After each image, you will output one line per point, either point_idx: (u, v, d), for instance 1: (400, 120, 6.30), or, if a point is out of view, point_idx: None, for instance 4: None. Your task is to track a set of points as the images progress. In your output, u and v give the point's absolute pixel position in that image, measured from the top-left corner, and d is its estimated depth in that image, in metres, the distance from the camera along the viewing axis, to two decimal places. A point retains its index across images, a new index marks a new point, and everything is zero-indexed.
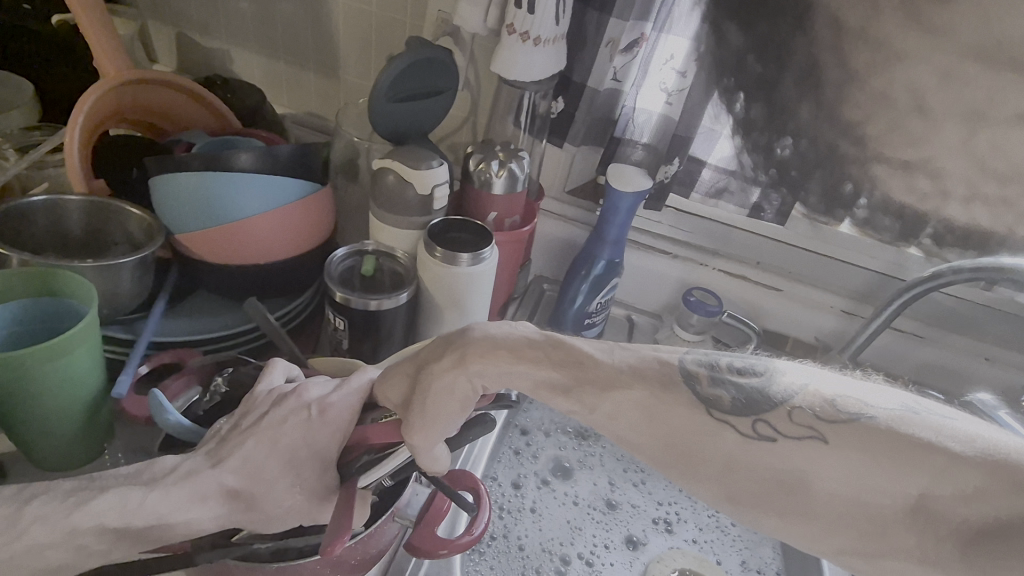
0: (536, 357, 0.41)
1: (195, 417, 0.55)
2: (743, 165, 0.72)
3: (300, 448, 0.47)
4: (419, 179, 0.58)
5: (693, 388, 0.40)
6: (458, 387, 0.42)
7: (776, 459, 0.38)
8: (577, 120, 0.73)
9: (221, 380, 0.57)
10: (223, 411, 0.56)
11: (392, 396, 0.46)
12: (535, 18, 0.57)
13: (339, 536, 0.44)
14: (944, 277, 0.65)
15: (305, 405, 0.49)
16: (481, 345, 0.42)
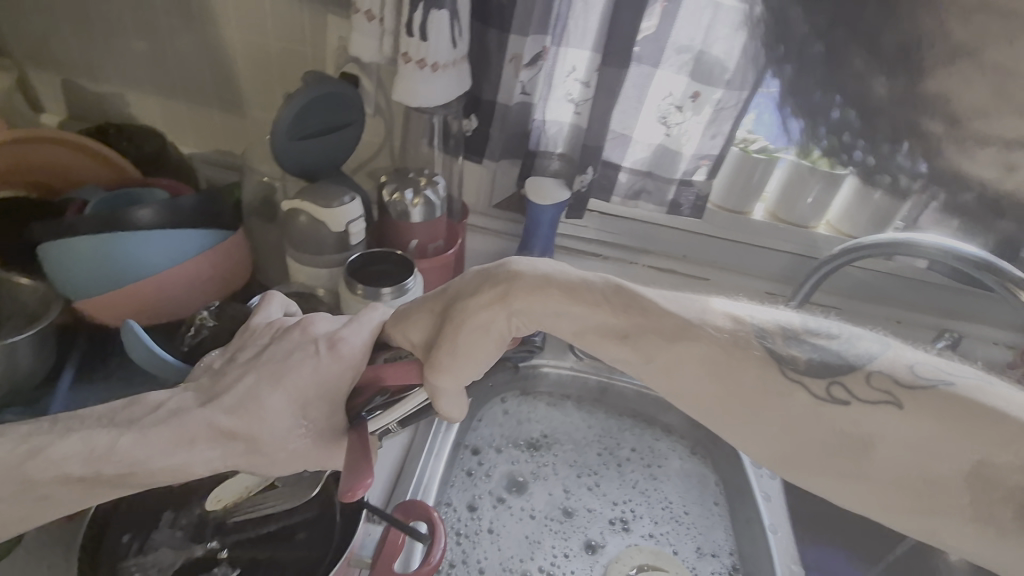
0: (596, 301, 0.42)
1: (181, 353, 0.56)
2: (656, 165, 0.75)
3: (307, 387, 0.44)
4: (332, 216, 0.57)
5: (769, 345, 0.41)
6: (497, 326, 0.42)
7: (844, 423, 0.38)
8: (492, 137, 0.73)
9: (208, 315, 0.58)
10: (209, 346, 0.57)
11: (415, 337, 0.45)
12: (428, 44, 0.56)
13: (358, 479, 0.41)
14: (847, 256, 0.68)
15: (312, 340, 0.46)
16: (529, 284, 0.42)
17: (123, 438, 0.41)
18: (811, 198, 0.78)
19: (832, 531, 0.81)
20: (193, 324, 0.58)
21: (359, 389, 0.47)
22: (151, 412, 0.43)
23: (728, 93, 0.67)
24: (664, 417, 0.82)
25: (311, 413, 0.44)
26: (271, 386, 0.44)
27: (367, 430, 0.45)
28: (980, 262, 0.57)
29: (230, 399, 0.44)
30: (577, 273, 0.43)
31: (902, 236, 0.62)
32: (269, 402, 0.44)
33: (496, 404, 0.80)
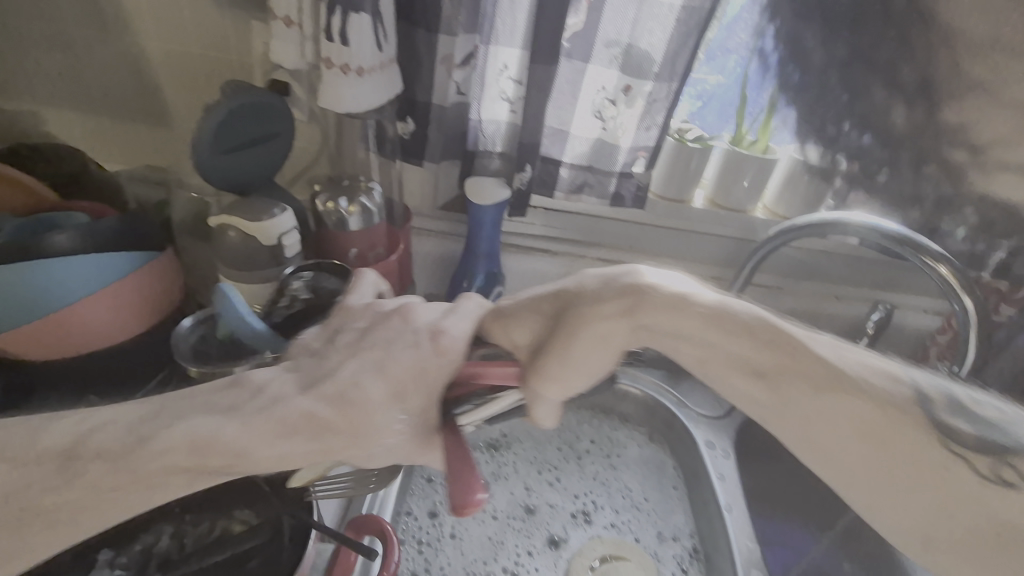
0: (755, 344, 0.41)
1: (272, 324, 0.52)
2: (595, 159, 0.76)
3: (408, 381, 0.41)
4: (261, 229, 0.55)
5: (937, 416, 0.39)
6: (616, 335, 0.40)
7: (1004, 511, 0.37)
8: (430, 140, 0.72)
9: (302, 287, 0.54)
10: (297, 320, 0.52)
11: (520, 339, 0.43)
12: (349, 48, 0.55)
13: (468, 492, 0.38)
14: (780, 238, 0.70)
15: (413, 329, 0.43)
16: (662, 307, 0.41)
17: (226, 428, 0.38)
18: (746, 182, 0.80)
19: (783, 504, 0.85)
20: (286, 295, 0.54)
21: (456, 386, 0.43)
22: (253, 395, 0.39)
23: (659, 86, 0.68)
24: (619, 408, 0.83)
25: (406, 401, 0.41)
26: (373, 371, 0.40)
27: (458, 427, 0.42)
28: (902, 238, 0.59)
29: (339, 380, 0.40)
30: (740, 309, 0.41)
31: (832, 215, 0.64)
32: (373, 391, 0.40)
33: None
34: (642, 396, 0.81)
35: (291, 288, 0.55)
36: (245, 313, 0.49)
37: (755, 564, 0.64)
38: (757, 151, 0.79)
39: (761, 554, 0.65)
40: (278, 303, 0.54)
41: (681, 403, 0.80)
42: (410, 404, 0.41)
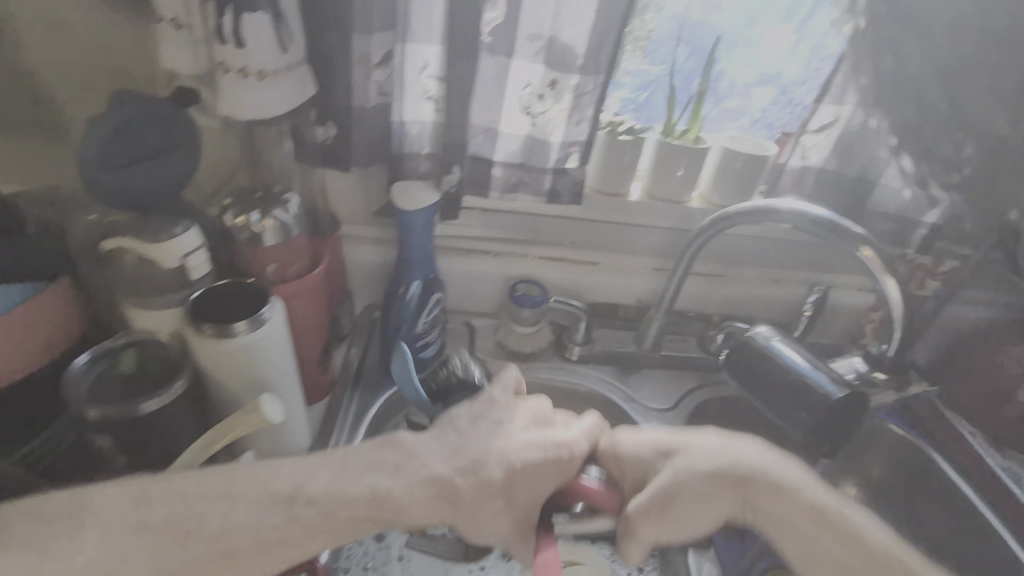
0: (827, 528, 0.49)
1: (427, 391, 0.63)
2: (528, 156, 0.74)
3: (518, 479, 0.52)
4: (160, 251, 0.50)
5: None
6: (688, 512, 0.50)
7: None
8: (354, 144, 0.68)
9: (455, 364, 0.63)
10: (436, 398, 0.63)
11: (630, 473, 0.55)
12: (246, 51, 0.51)
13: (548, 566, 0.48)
14: (713, 228, 0.70)
15: (547, 447, 0.54)
16: (767, 490, 0.51)
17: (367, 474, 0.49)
18: (680, 172, 0.79)
19: None
20: (444, 366, 0.63)
21: (564, 495, 0.54)
22: (410, 458, 0.51)
23: (586, 79, 0.67)
24: (567, 404, 0.83)
25: (501, 495, 0.52)
26: (501, 464, 0.52)
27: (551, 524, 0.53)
28: (830, 223, 0.60)
29: (478, 452, 0.52)
30: (817, 495, 0.51)
31: (764, 202, 0.64)
32: (496, 475, 0.52)
33: (401, 418, 0.79)
34: (590, 391, 0.81)
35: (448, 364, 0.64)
36: (413, 385, 0.63)
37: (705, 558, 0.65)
38: (689, 141, 0.78)
39: None
40: (431, 375, 0.64)
41: (629, 398, 0.80)
42: (515, 498, 0.53)
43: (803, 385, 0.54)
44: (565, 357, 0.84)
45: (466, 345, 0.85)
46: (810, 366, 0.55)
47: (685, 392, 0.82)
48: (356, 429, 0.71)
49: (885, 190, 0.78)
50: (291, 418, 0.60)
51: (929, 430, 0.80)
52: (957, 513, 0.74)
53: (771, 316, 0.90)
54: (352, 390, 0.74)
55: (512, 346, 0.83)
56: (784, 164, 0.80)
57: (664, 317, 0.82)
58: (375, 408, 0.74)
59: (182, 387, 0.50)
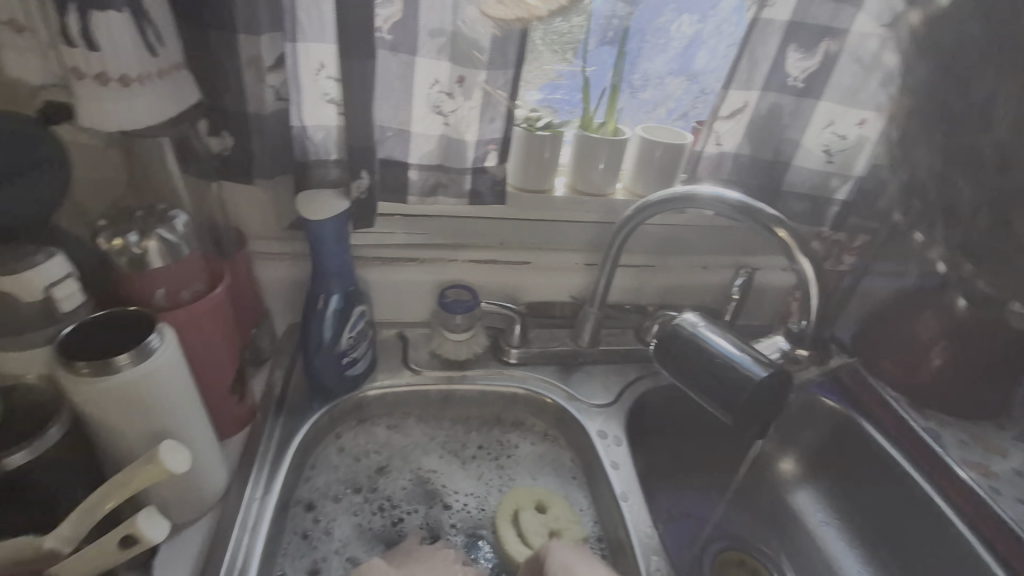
0: None
1: (407, 481, 0.71)
2: (443, 157, 0.71)
3: None
4: (19, 282, 0.44)
5: None
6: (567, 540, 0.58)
7: None
8: (257, 153, 0.64)
9: (436, 474, 0.72)
10: (418, 493, 0.70)
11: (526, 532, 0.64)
12: (102, 53, 0.45)
13: None
14: (638, 216, 0.69)
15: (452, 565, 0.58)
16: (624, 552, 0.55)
17: None
18: (602, 165, 0.78)
19: (684, 477, 0.85)
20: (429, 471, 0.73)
21: None
22: None
23: (495, 75, 0.65)
24: (507, 410, 0.79)
25: None
26: None
27: None
28: (747, 207, 0.60)
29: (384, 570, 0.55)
30: None
31: (684, 190, 0.64)
32: None
33: (331, 443, 0.73)
34: (528, 394, 0.79)
35: (432, 471, 0.73)
36: (401, 473, 0.72)
37: (653, 551, 0.62)
38: (608, 133, 0.78)
39: (659, 540, 0.63)
40: (424, 471, 0.73)
41: (570, 396, 0.79)
42: None
43: (728, 366, 0.54)
44: (503, 361, 0.82)
45: (400, 357, 0.81)
46: (737, 351, 0.54)
47: (626, 383, 0.82)
48: (280, 459, 0.64)
49: (797, 171, 0.80)
50: (197, 455, 0.54)
51: (856, 398, 0.84)
52: (887, 475, 0.77)
53: (702, 302, 0.91)
54: (276, 414, 0.68)
55: (446, 355, 0.80)
56: (700, 151, 0.80)
57: (600, 312, 0.80)
58: (299, 437, 0.67)
59: (57, 433, 0.44)
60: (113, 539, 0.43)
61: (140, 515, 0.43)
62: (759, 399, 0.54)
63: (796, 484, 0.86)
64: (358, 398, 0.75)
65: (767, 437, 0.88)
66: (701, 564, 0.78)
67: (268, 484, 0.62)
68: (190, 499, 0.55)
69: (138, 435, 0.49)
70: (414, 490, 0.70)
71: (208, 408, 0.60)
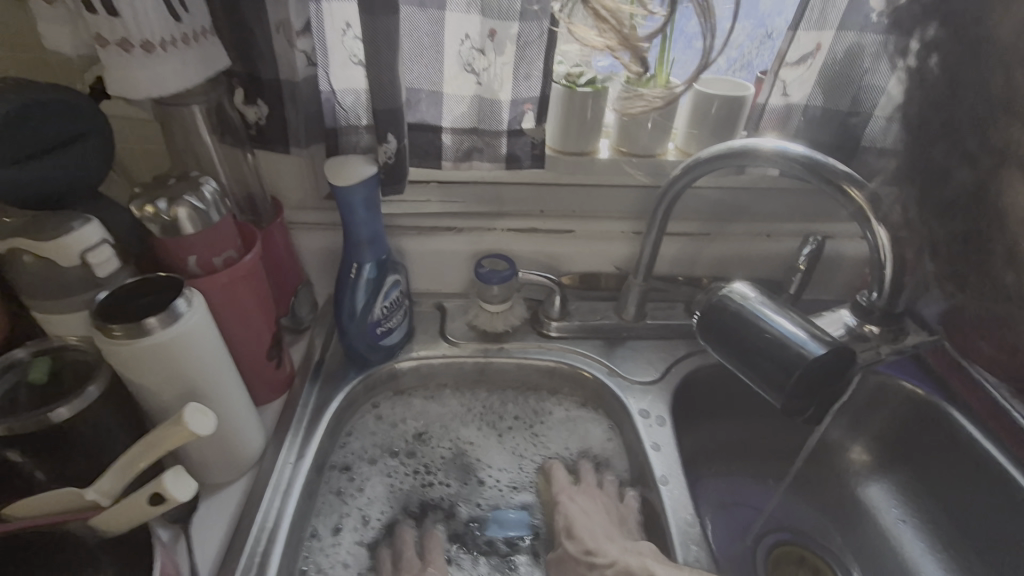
0: None
1: (442, 450, 0.71)
2: (477, 120, 0.68)
3: None
4: (58, 248, 0.46)
5: None
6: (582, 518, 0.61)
7: None
8: (290, 121, 0.63)
9: (471, 445, 0.72)
10: (452, 464, 0.70)
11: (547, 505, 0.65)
12: (124, 20, 0.46)
13: None
14: (685, 176, 0.63)
15: None
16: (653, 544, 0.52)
17: None
18: (650, 124, 0.72)
19: (736, 461, 0.79)
20: (465, 442, 0.72)
21: None
22: None
23: (528, 28, 0.61)
24: (545, 384, 0.77)
25: None
26: None
27: None
28: (816, 163, 0.53)
29: None
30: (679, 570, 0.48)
31: (742, 143, 0.57)
32: None
33: (368, 408, 0.73)
34: (567, 369, 0.76)
35: (467, 442, 0.72)
36: (438, 442, 0.72)
37: (693, 540, 0.58)
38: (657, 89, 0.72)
39: (700, 529, 0.59)
40: (461, 442, 0.72)
41: (611, 372, 0.75)
42: None
43: (779, 344, 0.48)
44: (543, 333, 0.79)
45: (437, 328, 0.80)
46: (795, 330, 0.48)
47: (674, 360, 0.76)
48: (314, 426, 0.66)
49: (879, 123, 0.70)
50: (232, 419, 0.56)
51: (942, 380, 0.73)
52: (977, 471, 0.68)
53: (765, 273, 0.83)
54: (313, 381, 0.70)
55: (483, 326, 0.78)
56: (763, 104, 0.71)
57: (646, 284, 0.75)
58: (335, 404, 0.68)
59: (96, 391, 0.47)
60: (145, 495, 0.45)
61: (168, 473, 0.45)
62: (815, 380, 0.48)
63: (867, 475, 0.78)
64: (393, 368, 0.74)
65: (833, 423, 0.80)
66: (751, 556, 0.73)
67: (303, 448, 0.63)
68: (227, 459, 0.57)
69: (172, 396, 0.50)
70: (449, 461, 0.70)
71: (246, 372, 0.62)
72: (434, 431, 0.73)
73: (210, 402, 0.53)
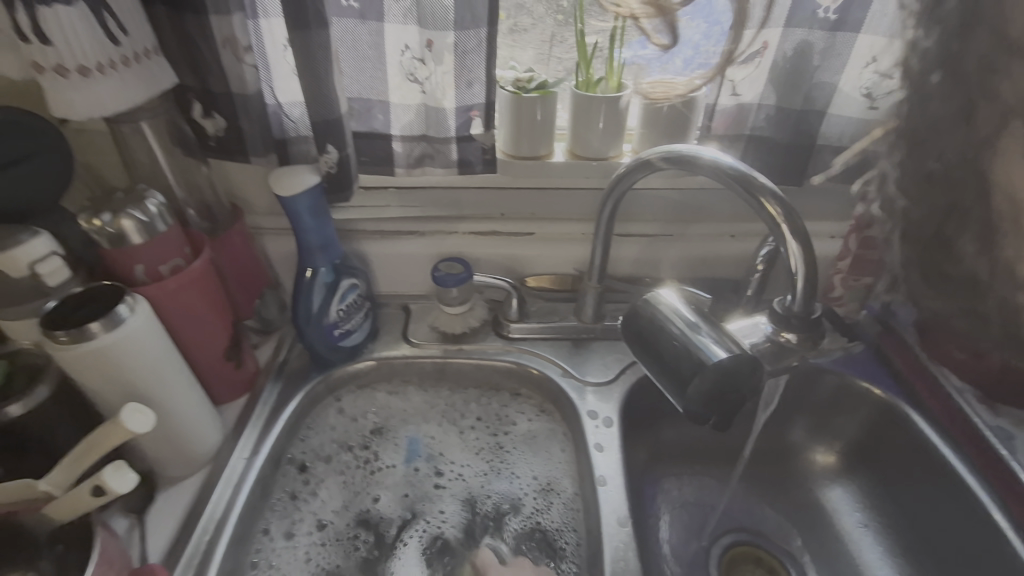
0: None
1: (405, 441, 0.74)
2: (425, 127, 0.69)
3: None
4: (7, 260, 0.50)
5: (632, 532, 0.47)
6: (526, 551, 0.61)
7: None
8: (247, 131, 0.65)
9: (434, 445, 0.73)
10: (410, 452, 0.73)
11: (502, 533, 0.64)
12: (57, 47, 0.49)
13: None
14: (624, 177, 0.63)
15: None
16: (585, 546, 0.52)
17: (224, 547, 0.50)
18: (601, 124, 0.72)
19: (696, 461, 0.80)
20: (433, 434, 0.75)
21: None
22: None
23: (465, 36, 0.62)
24: (503, 384, 0.78)
25: None
26: None
27: None
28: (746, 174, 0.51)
29: None
30: None
31: (684, 150, 0.55)
32: None
33: (330, 403, 0.75)
34: (523, 370, 0.77)
35: (434, 434, 0.75)
36: (409, 441, 0.74)
37: (622, 543, 0.58)
38: (610, 91, 0.72)
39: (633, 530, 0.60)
40: (429, 440, 0.74)
41: (565, 372, 0.76)
42: None
43: (685, 350, 0.48)
44: (502, 335, 0.80)
45: (400, 330, 0.82)
46: (701, 338, 0.48)
47: (630, 362, 0.77)
48: (272, 422, 0.68)
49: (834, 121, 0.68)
50: (180, 421, 0.59)
51: (906, 383, 0.72)
52: (934, 475, 0.66)
53: (729, 274, 0.82)
54: (275, 380, 0.73)
55: (443, 328, 0.79)
56: (713, 104, 0.70)
57: (600, 286, 0.76)
58: (294, 402, 0.71)
59: (46, 391, 0.51)
60: (86, 487, 0.47)
61: (106, 469, 0.48)
62: (721, 385, 0.47)
63: (830, 478, 0.77)
64: (354, 368, 0.77)
65: (797, 425, 0.79)
66: (707, 557, 0.72)
67: (258, 444, 0.66)
68: (181, 457, 0.61)
69: (118, 396, 0.54)
70: (415, 452, 0.72)
71: (203, 373, 0.65)
72: (401, 426, 0.75)
73: (157, 404, 0.56)
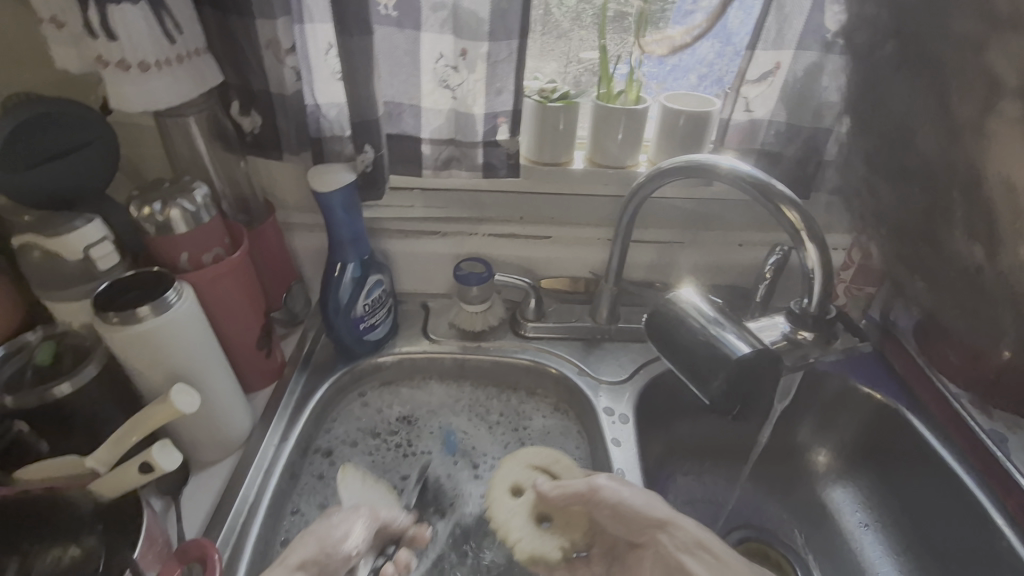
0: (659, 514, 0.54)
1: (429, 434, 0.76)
2: (454, 131, 0.73)
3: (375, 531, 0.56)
4: (64, 244, 0.52)
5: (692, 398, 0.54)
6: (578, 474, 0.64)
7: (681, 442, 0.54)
8: (281, 131, 0.68)
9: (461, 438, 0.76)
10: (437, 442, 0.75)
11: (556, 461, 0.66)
12: (121, 43, 0.51)
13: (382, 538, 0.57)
14: (645, 184, 0.66)
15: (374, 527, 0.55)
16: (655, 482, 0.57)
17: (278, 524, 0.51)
18: (620, 135, 0.76)
19: (705, 461, 0.83)
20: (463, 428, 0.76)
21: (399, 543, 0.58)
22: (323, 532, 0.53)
23: (497, 46, 0.65)
24: (520, 381, 0.81)
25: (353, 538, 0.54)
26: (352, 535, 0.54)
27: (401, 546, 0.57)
28: (761, 181, 0.55)
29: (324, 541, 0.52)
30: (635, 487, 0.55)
31: (701, 159, 0.59)
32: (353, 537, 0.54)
33: (354, 397, 0.78)
34: (540, 367, 0.79)
35: (463, 429, 0.76)
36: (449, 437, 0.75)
37: None
38: (628, 102, 0.75)
39: None
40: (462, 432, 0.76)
41: (581, 371, 0.78)
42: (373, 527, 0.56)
43: (710, 344, 0.52)
44: (519, 333, 0.83)
45: (420, 326, 0.84)
46: (725, 336, 0.51)
47: (642, 362, 0.80)
48: (300, 410, 0.71)
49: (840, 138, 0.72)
50: (216, 406, 0.61)
51: (904, 387, 0.76)
52: (932, 476, 0.69)
53: (737, 281, 0.86)
54: (302, 370, 0.75)
55: (462, 325, 0.82)
56: (728, 118, 0.73)
57: (616, 288, 0.79)
58: (320, 392, 0.73)
59: (94, 370, 0.53)
60: (134, 464, 0.49)
61: (155, 447, 0.50)
62: (739, 378, 0.51)
63: (832, 479, 0.80)
64: (377, 361, 0.79)
65: (800, 426, 0.82)
66: None
67: (286, 431, 0.68)
68: (217, 441, 0.63)
69: (161, 378, 0.56)
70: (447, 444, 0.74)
71: (237, 360, 0.68)
72: (428, 421, 0.77)
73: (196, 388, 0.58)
